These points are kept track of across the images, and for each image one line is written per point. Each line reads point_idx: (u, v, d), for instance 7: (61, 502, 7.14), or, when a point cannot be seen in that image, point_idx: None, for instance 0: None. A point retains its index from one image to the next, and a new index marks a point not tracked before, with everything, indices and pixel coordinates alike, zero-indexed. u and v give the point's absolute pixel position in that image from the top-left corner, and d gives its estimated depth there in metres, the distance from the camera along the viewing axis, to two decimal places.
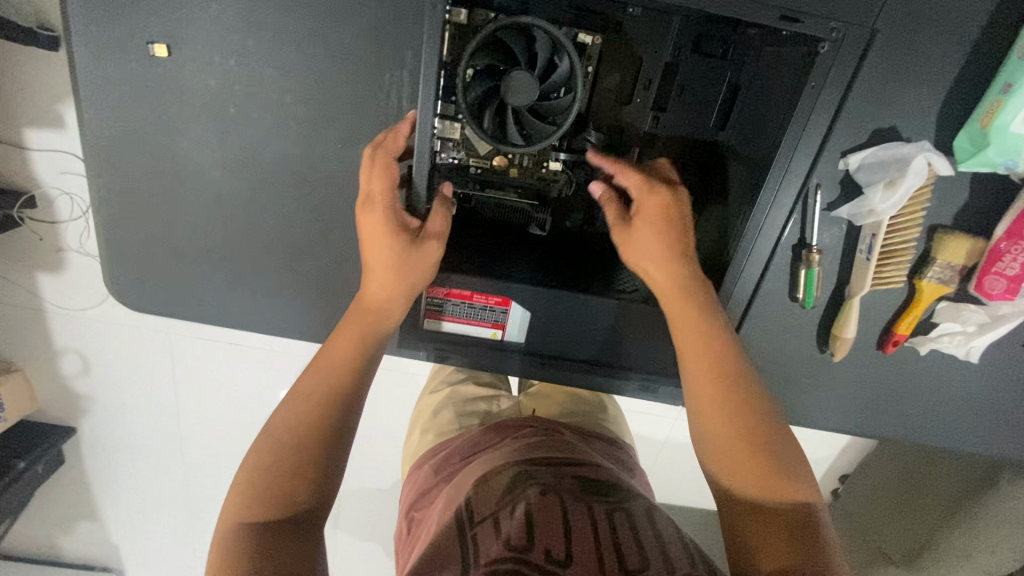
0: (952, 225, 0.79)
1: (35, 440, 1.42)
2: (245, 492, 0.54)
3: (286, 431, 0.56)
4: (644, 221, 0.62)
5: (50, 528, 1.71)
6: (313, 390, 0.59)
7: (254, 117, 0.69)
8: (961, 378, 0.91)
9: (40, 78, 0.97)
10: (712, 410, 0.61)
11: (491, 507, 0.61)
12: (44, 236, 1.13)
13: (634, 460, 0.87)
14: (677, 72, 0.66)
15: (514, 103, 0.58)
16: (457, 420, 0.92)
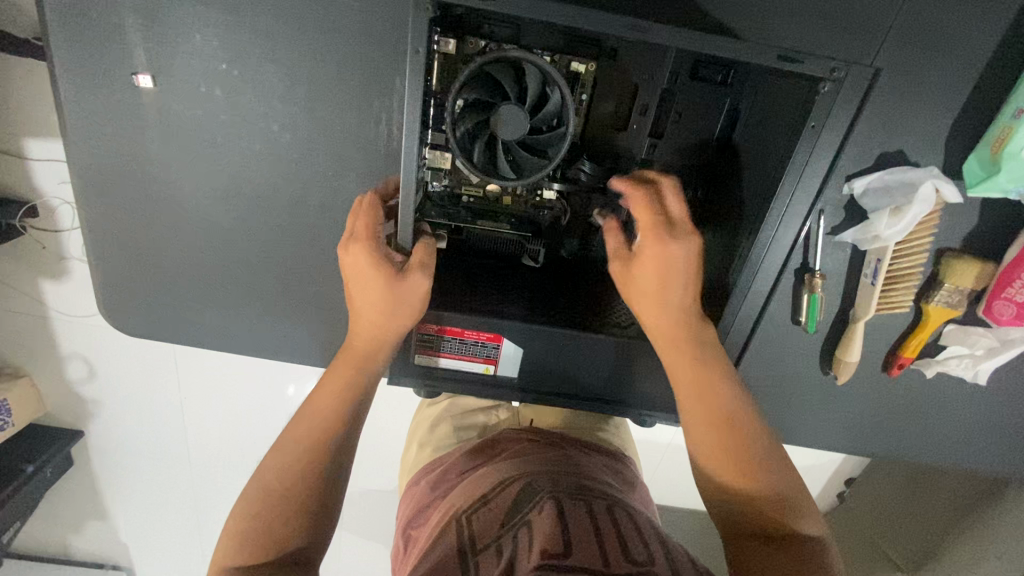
0: (961, 248, 0.76)
1: (43, 444, 1.44)
2: (235, 540, 0.54)
3: (275, 478, 0.57)
4: (647, 261, 0.59)
5: (59, 529, 1.74)
6: (304, 432, 0.59)
7: (243, 145, 0.68)
8: (967, 399, 0.90)
9: (33, 90, 0.97)
10: (711, 449, 0.61)
11: (489, 534, 0.61)
12: (47, 244, 1.14)
13: (635, 473, 0.87)
14: (674, 99, 0.64)
15: (504, 137, 0.56)
16: (455, 435, 0.92)
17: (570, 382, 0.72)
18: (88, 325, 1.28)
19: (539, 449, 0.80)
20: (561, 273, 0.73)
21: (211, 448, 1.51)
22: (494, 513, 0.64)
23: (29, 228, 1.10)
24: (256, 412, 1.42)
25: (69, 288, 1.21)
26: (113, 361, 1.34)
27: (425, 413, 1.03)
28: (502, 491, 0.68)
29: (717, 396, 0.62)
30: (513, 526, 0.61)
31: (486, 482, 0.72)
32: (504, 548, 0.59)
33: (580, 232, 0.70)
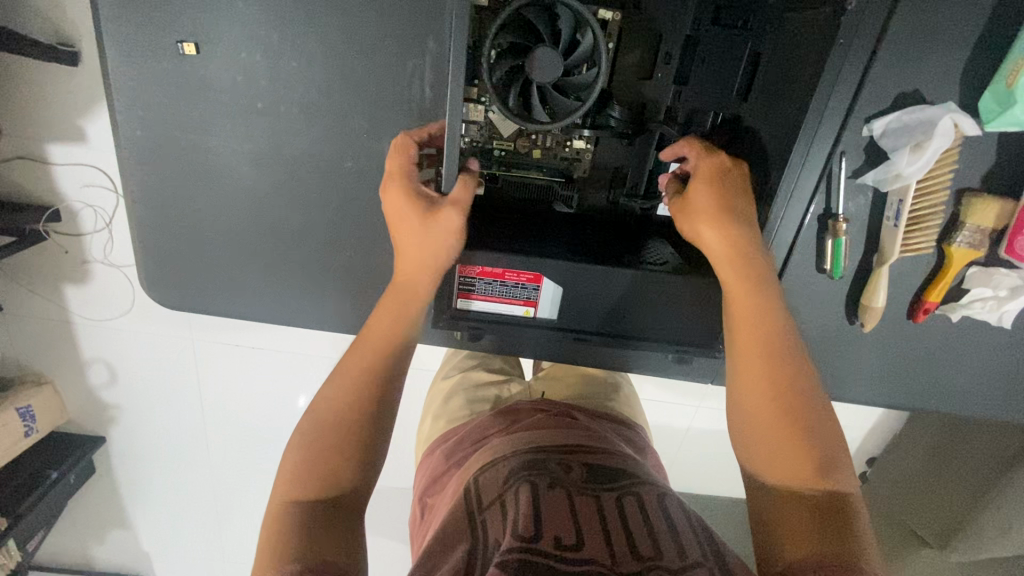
0: (980, 187, 0.78)
1: (67, 450, 1.45)
2: (294, 475, 0.56)
3: (331, 413, 0.60)
4: (702, 184, 0.63)
5: (83, 537, 1.75)
6: (350, 385, 0.61)
7: (281, 111, 0.71)
8: (993, 345, 0.91)
9: (60, 92, 1.00)
10: (756, 379, 0.61)
11: (495, 491, 0.63)
12: (69, 249, 1.15)
13: (644, 441, 0.86)
14: (697, 45, 0.66)
15: (538, 80, 0.58)
16: (468, 407, 0.90)
17: (602, 329, 0.73)
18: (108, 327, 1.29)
19: (553, 419, 0.79)
20: (589, 223, 0.75)
21: (233, 448, 1.51)
22: (500, 473, 0.66)
23: (50, 232, 1.12)
24: (278, 407, 1.43)
25: (88, 292, 1.23)
26: (136, 361, 1.35)
27: (439, 386, 1.01)
28: (512, 454, 0.69)
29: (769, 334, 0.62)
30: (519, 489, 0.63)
31: (499, 448, 0.72)
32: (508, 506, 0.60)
33: (608, 179, 0.73)
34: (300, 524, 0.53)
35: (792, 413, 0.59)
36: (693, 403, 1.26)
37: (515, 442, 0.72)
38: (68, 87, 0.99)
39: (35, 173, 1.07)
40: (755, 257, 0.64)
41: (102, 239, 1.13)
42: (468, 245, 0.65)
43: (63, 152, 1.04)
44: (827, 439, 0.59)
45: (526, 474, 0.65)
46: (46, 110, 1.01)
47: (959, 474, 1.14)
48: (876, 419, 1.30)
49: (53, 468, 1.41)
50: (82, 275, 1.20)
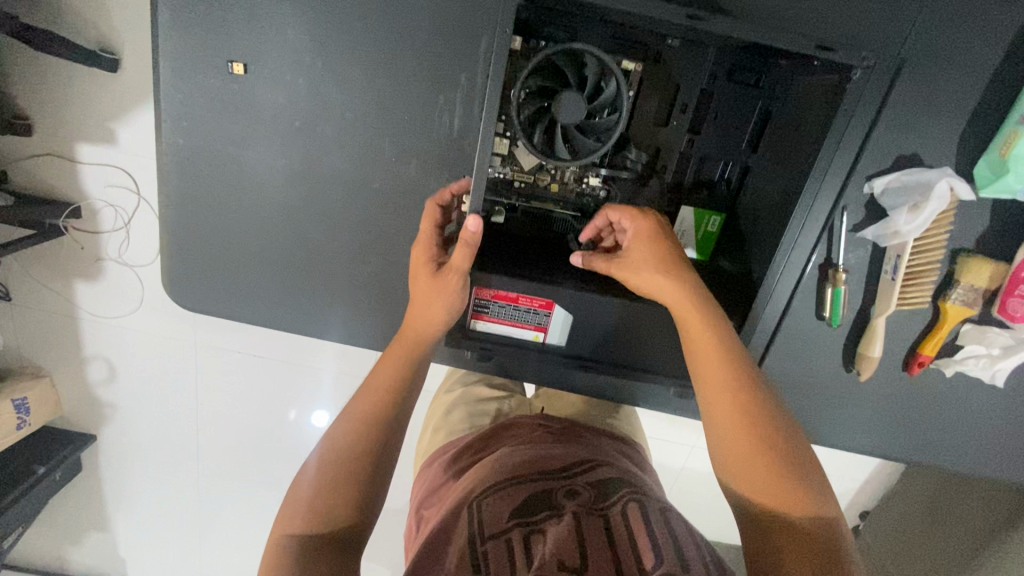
0: (974, 249, 0.82)
1: (57, 445, 1.45)
2: (300, 509, 0.59)
3: (340, 447, 0.64)
4: (642, 242, 0.66)
5: (60, 538, 1.72)
6: (353, 428, 0.65)
7: (316, 130, 0.75)
8: (986, 402, 0.93)
9: (98, 99, 1.05)
10: (726, 422, 0.63)
11: (500, 522, 0.63)
12: (85, 245, 1.20)
13: (642, 457, 0.87)
14: (712, 99, 0.71)
15: (563, 121, 0.62)
16: (469, 420, 0.92)
17: (613, 354, 0.74)
18: (115, 326, 1.32)
19: (555, 435, 0.82)
20: None
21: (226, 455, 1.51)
22: (504, 502, 0.65)
23: (69, 228, 1.16)
24: (274, 418, 1.43)
25: (100, 290, 1.26)
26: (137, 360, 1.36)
27: (440, 400, 1.03)
28: (512, 479, 0.69)
29: (742, 387, 0.63)
30: (526, 520, 0.62)
31: (502, 467, 0.73)
32: (514, 543, 0.60)
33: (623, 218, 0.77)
34: (302, 556, 0.55)
35: (762, 445, 0.61)
36: (687, 443, 1.27)
37: (522, 464, 0.72)
38: (109, 95, 1.04)
39: (63, 170, 1.12)
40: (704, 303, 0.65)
41: (118, 237, 1.17)
42: (486, 267, 0.68)
43: (93, 153, 1.09)
44: (800, 463, 0.60)
45: (530, 503, 0.65)
46: (84, 114, 1.06)
47: (955, 528, 1.13)
48: (871, 474, 1.30)
49: (39, 463, 1.41)
50: (95, 273, 1.23)
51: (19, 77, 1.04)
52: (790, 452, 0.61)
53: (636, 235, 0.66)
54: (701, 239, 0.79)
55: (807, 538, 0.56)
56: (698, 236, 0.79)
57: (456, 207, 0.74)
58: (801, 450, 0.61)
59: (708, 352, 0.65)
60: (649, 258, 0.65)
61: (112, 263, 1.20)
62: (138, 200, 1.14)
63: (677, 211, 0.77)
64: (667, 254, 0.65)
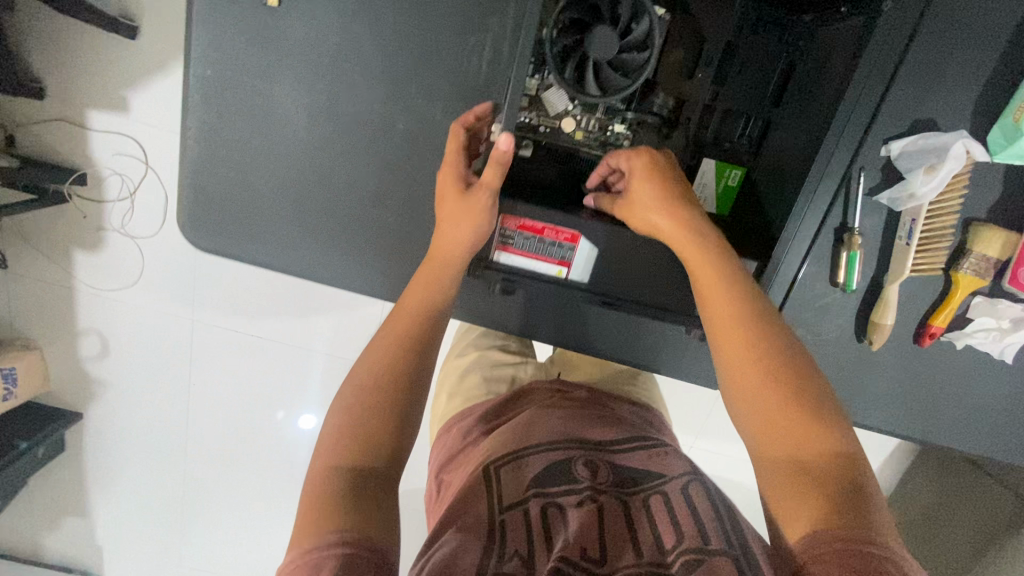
0: (986, 219, 0.83)
1: (38, 424, 1.43)
2: (334, 443, 0.60)
3: (370, 375, 0.65)
4: (642, 181, 0.66)
5: (36, 523, 1.66)
6: (385, 355, 0.66)
7: (344, 69, 0.76)
8: (996, 378, 0.93)
9: (114, 73, 1.13)
10: (738, 360, 0.62)
11: (518, 491, 0.63)
12: (88, 214, 1.25)
13: (661, 422, 0.86)
14: (737, 49, 0.73)
15: (595, 56, 0.63)
16: (485, 385, 0.91)
17: (635, 293, 0.75)
18: (117, 299, 1.36)
19: (573, 403, 0.81)
20: None
21: (213, 438, 1.52)
22: (520, 471, 0.66)
23: (73, 196, 1.22)
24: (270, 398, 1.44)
25: (101, 260, 1.31)
26: (137, 329, 1.39)
27: (453, 363, 1.02)
28: (530, 449, 0.70)
29: (751, 322, 0.63)
30: (545, 494, 0.63)
31: (521, 434, 0.73)
32: (531, 515, 0.61)
33: None
34: (338, 487, 0.55)
35: (775, 381, 0.60)
36: (689, 436, 1.25)
37: (544, 434, 0.72)
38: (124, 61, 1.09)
39: (73, 139, 1.19)
40: (709, 241, 0.65)
41: (123, 207, 1.24)
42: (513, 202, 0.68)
43: (102, 120, 1.17)
44: (814, 396, 0.59)
45: (548, 476, 0.65)
46: (98, 84, 1.14)
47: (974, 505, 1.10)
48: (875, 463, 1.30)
49: (22, 439, 1.39)
50: (96, 243, 1.28)
51: (40, 52, 1.12)
52: (803, 386, 0.60)
53: (636, 174, 0.66)
54: (721, 193, 0.79)
55: (823, 476, 0.55)
56: (718, 189, 0.79)
57: (484, 134, 0.73)
58: (816, 383, 0.60)
59: (716, 291, 0.65)
60: (653, 197, 0.65)
61: (116, 234, 1.27)
62: (146, 169, 1.21)
63: (698, 164, 0.77)
64: (669, 192, 0.65)
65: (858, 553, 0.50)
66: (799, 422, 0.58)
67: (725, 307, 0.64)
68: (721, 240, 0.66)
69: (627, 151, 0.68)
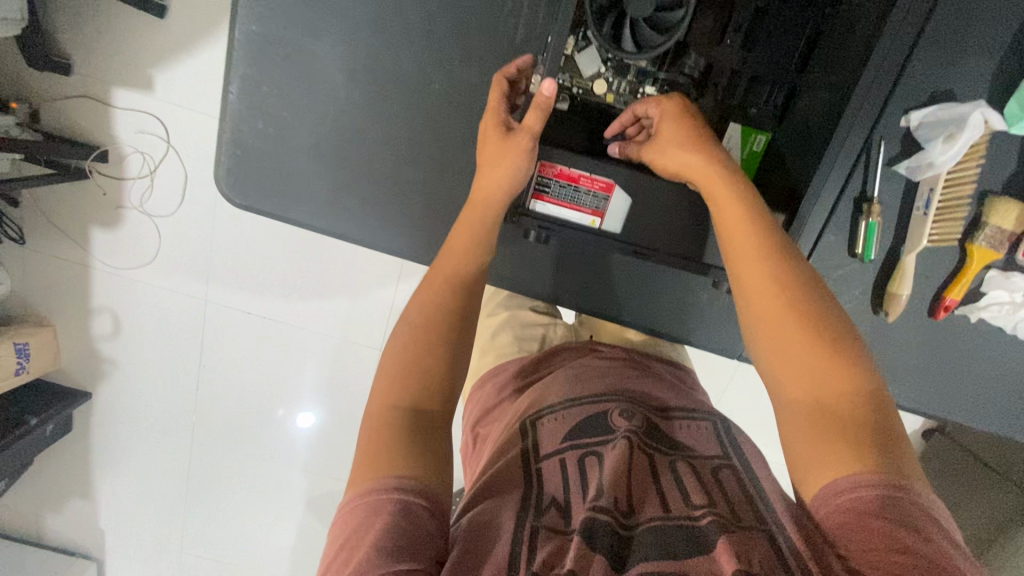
0: (1001, 191, 0.86)
1: (51, 401, 1.46)
2: (390, 386, 0.62)
3: (421, 323, 0.66)
4: (671, 124, 0.69)
5: (41, 504, 1.67)
6: (432, 303, 0.68)
7: (385, 28, 0.78)
8: (1010, 351, 0.95)
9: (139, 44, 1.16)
10: (763, 299, 0.64)
11: (552, 444, 0.66)
12: (108, 191, 1.31)
13: (696, 383, 0.86)
14: (765, 16, 0.75)
15: (634, 13, 0.66)
16: (517, 342, 0.93)
17: (670, 247, 0.77)
18: (130, 278, 1.40)
19: (605, 362, 0.82)
20: None
21: (212, 424, 1.53)
22: (559, 424, 0.69)
23: (94, 172, 1.29)
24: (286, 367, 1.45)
25: (117, 238, 1.36)
26: (153, 306, 1.42)
27: (483, 323, 1.01)
28: (569, 404, 0.73)
29: (777, 263, 0.65)
30: (580, 446, 0.65)
31: (554, 393, 0.75)
32: (569, 463, 0.63)
33: None
34: (395, 430, 0.57)
35: (799, 319, 0.62)
36: None
37: (577, 393, 0.74)
38: None
39: (98, 114, 1.25)
40: (737, 184, 0.67)
41: (143, 183, 1.30)
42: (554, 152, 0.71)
43: (127, 97, 1.23)
44: (839, 334, 0.61)
45: (586, 428, 0.68)
46: (123, 64, 1.21)
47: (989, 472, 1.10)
48: None
49: (32, 416, 1.41)
50: (114, 220, 1.34)
51: (70, 38, 1.19)
52: (828, 324, 0.61)
53: (664, 119, 0.70)
54: (746, 159, 0.81)
55: (847, 412, 0.57)
56: (744, 154, 0.80)
57: (524, 87, 0.76)
58: (840, 322, 0.62)
59: (743, 234, 0.66)
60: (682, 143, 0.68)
61: (133, 212, 1.32)
62: (168, 147, 1.27)
63: (725, 128, 0.80)
64: (696, 137, 0.68)
65: (876, 493, 0.52)
66: (822, 357, 0.60)
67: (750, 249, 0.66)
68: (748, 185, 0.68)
69: (656, 99, 0.72)
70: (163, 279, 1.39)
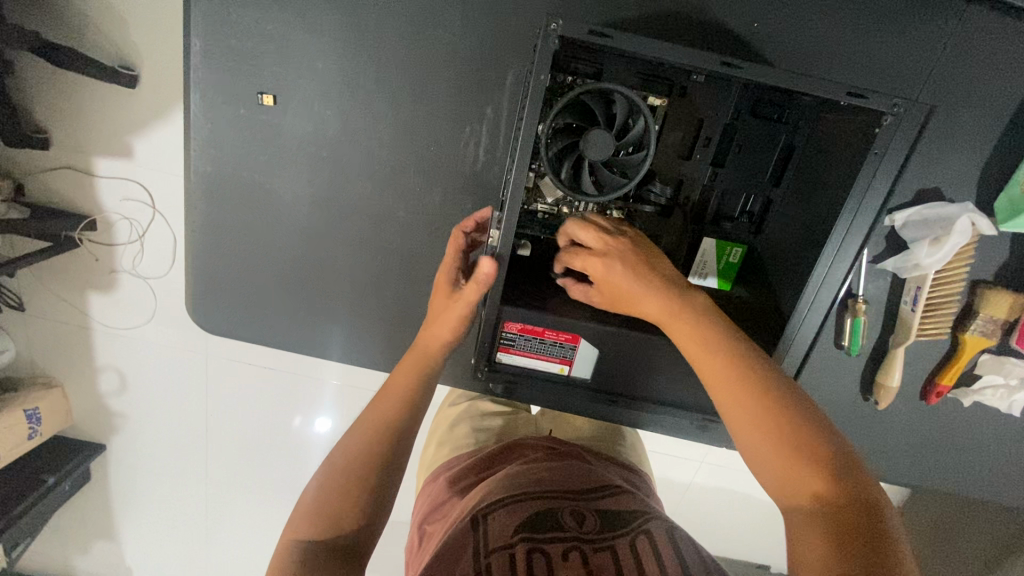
0: (993, 281, 0.82)
1: (66, 456, 1.41)
2: (309, 516, 0.61)
3: (350, 451, 0.66)
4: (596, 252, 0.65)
5: (66, 547, 1.66)
6: (367, 431, 0.68)
7: (344, 160, 0.76)
8: (1002, 431, 0.93)
9: (109, 115, 1.04)
10: (734, 419, 0.58)
11: (504, 536, 0.61)
12: (100, 257, 1.17)
13: (647, 485, 0.87)
14: (735, 133, 0.71)
15: (591, 157, 0.63)
16: (473, 434, 0.93)
17: (639, 390, 0.75)
18: (130, 336, 1.27)
19: (556, 455, 0.82)
20: None
21: (228, 463, 1.45)
22: (511, 517, 0.64)
23: (84, 240, 1.14)
24: (283, 435, 1.39)
25: (113, 301, 1.23)
26: (151, 374, 1.33)
27: (445, 413, 1.04)
28: (522, 494, 0.68)
29: (741, 374, 0.58)
30: (531, 537, 0.61)
31: (507, 482, 0.72)
32: (517, 557, 0.59)
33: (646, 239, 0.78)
34: (305, 561, 0.56)
35: (773, 434, 0.55)
36: (696, 458, 1.28)
37: (530, 480, 0.71)
38: (124, 109, 1.03)
39: (79, 183, 1.11)
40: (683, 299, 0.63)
41: (134, 249, 1.15)
42: (515, 303, 0.69)
43: (110, 167, 1.07)
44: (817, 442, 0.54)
45: (539, 521, 0.63)
46: (100, 130, 1.05)
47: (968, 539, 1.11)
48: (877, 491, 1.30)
49: (49, 473, 1.36)
50: (109, 285, 1.21)
51: (43, 97, 1.03)
52: (804, 432, 0.55)
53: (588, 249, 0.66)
54: (722, 269, 0.79)
55: (845, 531, 0.49)
56: (720, 267, 0.79)
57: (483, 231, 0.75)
58: (816, 427, 0.55)
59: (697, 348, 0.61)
60: (628, 275, 0.63)
61: (126, 275, 1.17)
62: (153, 213, 1.11)
63: (698, 243, 0.77)
64: (626, 258, 0.64)
65: None
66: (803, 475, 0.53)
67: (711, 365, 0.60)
68: (695, 294, 0.64)
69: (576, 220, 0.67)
70: (173, 338, 1.26)
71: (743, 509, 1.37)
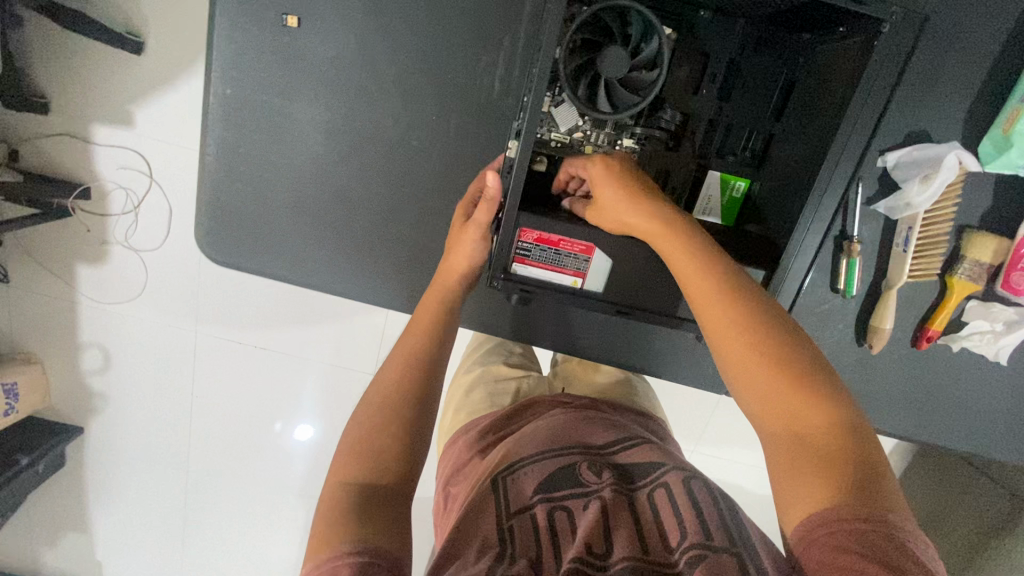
0: (979, 225, 0.86)
1: (37, 440, 1.31)
2: (352, 459, 0.59)
3: (388, 391, 0.66)
4: (604, 183, 0.68)
5: (30, 544, 1.54)
6: (396, 369, 0.68)
7: (363, 87, 0.78)
8: (989, 379, 0.96)
9: (118, 64, 1.02)
10: (731, 342, 0.60)
11: (525, 496, 0.62)
12: (91, 228, 1.14)
13: (665, 432, 0.87)
14: (739, 67, 0.77)
15: (606, 73, 0.67)
16: (489, 398, 0.94)
17: (652, 305, 0.78)
18: (121, 309, 1.23)
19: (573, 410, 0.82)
20: None
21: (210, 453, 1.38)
22: (528, 478, 0.64)
23: (77, 209, 1.12)
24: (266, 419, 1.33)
25: (102, 275, 1.20)
26: (139, 346, 1.27)
27: (460, 379, 1.05)
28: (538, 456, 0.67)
29: (739, 300, 0.61)
30: (551, 499, 0.62)
31: (524, 443, 0.72)
32: (539, 519, 0.59)
33: (654, 170, 0.80)
34: (355, 503, 0.55)
35: (769, 358, 0.58)
36: (690, 435, 1.28)
37: (547, 438, 0.71)
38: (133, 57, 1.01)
39: (73, 148, 1.08)
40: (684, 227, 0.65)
41: (128, 220, 1.13)
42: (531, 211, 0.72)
43: (107, 134, 1.06)
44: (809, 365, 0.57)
45: (556, 480, 0.64)
46: (106, 84, 1.03)
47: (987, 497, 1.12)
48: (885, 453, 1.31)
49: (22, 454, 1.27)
50: (98, 257, 1.17)
51: (42, 51, 1.00)
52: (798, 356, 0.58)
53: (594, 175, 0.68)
54: (726, 204, 0.82)
55: (836, 451, 0.53)
56: (723, 200, 0.81)
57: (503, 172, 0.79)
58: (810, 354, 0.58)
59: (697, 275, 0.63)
60: (625, 195, 0.66)
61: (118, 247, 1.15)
62: (151, 182, 1.09)
63: (704, 177, 0.80)
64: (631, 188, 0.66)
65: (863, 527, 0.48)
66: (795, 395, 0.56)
67: (711, 294, 0.62)
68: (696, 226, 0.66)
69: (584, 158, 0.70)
70: (163, 305, 1.22)
71: (738, 487, 1.37)
